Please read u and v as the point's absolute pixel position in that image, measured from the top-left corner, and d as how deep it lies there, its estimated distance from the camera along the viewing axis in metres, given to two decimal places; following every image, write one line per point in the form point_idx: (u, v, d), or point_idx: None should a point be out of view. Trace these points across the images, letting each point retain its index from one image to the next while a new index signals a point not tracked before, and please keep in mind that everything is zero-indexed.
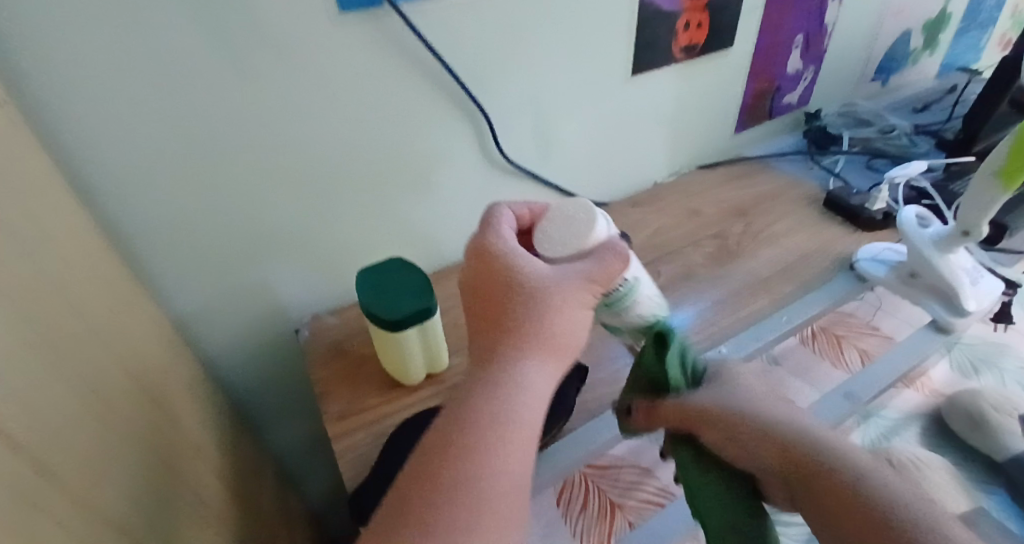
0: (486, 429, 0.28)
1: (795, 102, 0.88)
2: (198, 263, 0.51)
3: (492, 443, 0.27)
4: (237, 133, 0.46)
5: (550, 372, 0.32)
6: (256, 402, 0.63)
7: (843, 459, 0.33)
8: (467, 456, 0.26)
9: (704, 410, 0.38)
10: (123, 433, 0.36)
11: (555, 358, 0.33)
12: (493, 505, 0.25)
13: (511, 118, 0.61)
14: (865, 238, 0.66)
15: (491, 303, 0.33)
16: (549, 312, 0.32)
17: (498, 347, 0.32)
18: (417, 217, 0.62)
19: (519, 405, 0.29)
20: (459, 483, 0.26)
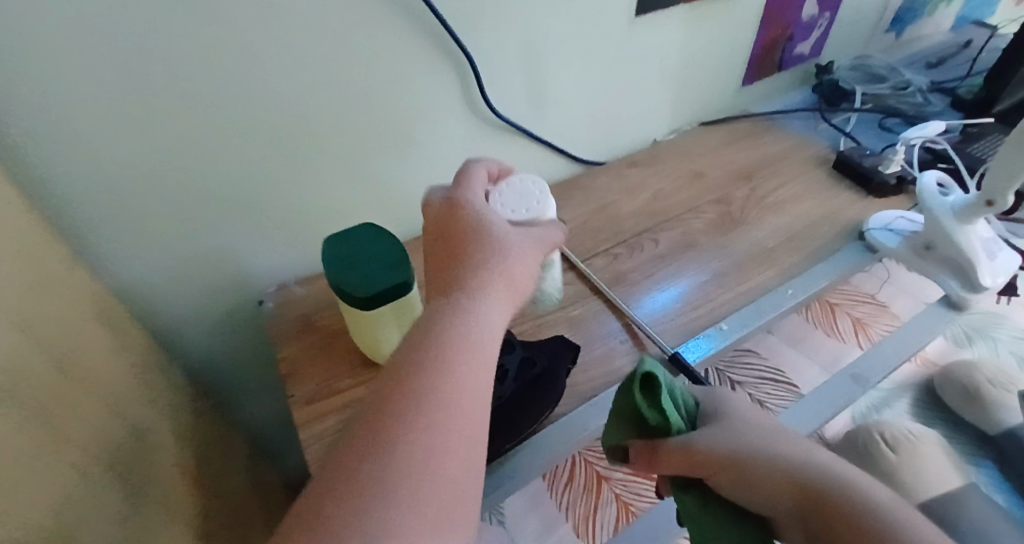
0: (437, 363, 0.25)
1: (806, 53, 0.81)
2: (143, 229, 0.45)
3: (450, 362, 0.26)
4: (178, 78, 0.39)
5: (507, 310, 0.31)
6: (223, 375, 0.59)
7: (848, 486, 0.34)
8: (414, 389, 0.24)
9: (709, 449, 0.37)
10: (66, 433, 0.32)
11: (511, 299, 0.32)
12: (451, 421, 0.24)
13: (499, 66, 0.53)
14: (876, 205, 0.62)
15: (446, 252, 0.33)
16: (507, 254, 0.33)
17: (450, 289, 0.31)
18: (393, 177, 0.56)
19: (479, 331, 0.28)
20: (406, 419, 0.23)
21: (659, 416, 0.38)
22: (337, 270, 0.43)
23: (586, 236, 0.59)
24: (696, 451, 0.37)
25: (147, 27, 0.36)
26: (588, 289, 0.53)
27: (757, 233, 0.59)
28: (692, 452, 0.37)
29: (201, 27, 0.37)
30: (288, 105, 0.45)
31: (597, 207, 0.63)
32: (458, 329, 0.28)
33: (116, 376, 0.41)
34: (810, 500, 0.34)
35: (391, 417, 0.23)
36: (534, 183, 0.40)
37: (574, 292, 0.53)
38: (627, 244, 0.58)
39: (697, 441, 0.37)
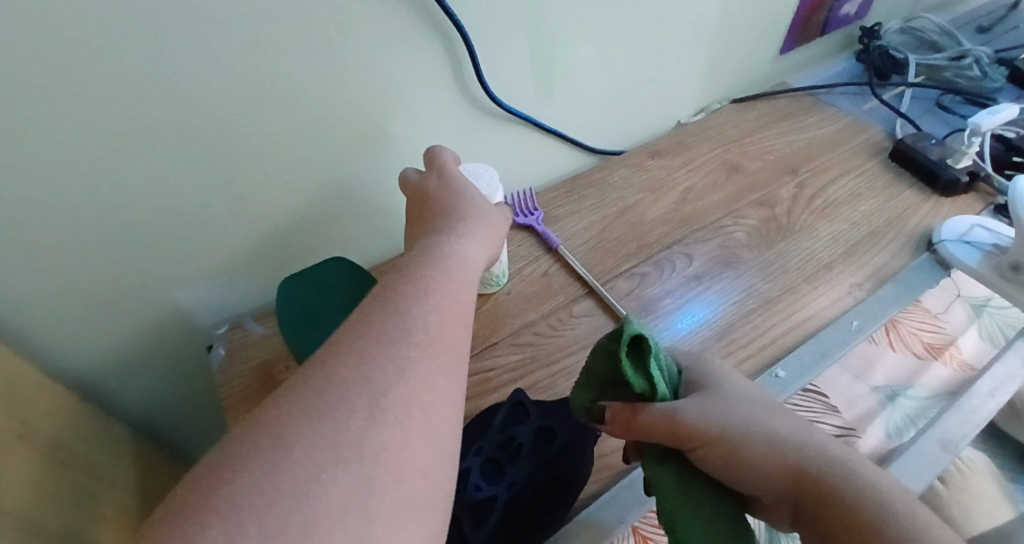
0: (419, 283, 0.28)
1: (853, 14, 0.69)
2: (33, 271, 0.34)
3: (428, 279, 0.28)
4: (58, 82, 0.27)
5: (481, 249, 0.34)
6: (173, 422, 0.50)
7: (850, 468, 0.27)
8: (400, 298, 0.26)
9: (696, 419, 0.28)
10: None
11: (484, 241, 0.35)
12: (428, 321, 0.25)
13: (501, 43, 0.42)
14: (945, 209, 0.53)
15: (423, 213, 0.37)
16: (473, 202, 0.37)
17: (427, 236, 0.34)
18: (373, 186, 0.45)
19: (455, 258, 0.31)
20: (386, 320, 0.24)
21: (644, 383, 0.29)
22: (302, 325, 0.37)
23: (605, 251, 0.49)
24: (680, 422, 0.27)
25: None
26: (612, 322, 0.44)
27: (811, 245, 0.50)
28: (675, 420, 0.28)
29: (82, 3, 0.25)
30: (224, 105, 0.33)
31: (617, 212, 0.52)
32: (443, 256, 0.31)
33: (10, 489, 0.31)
34: (804, 486, 0.26)
35: (377, 319, 0.25)
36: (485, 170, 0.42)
37: (595, 326, 0.44)
38: (655, 262, 0.48)
39: (680, 410, 0.28)
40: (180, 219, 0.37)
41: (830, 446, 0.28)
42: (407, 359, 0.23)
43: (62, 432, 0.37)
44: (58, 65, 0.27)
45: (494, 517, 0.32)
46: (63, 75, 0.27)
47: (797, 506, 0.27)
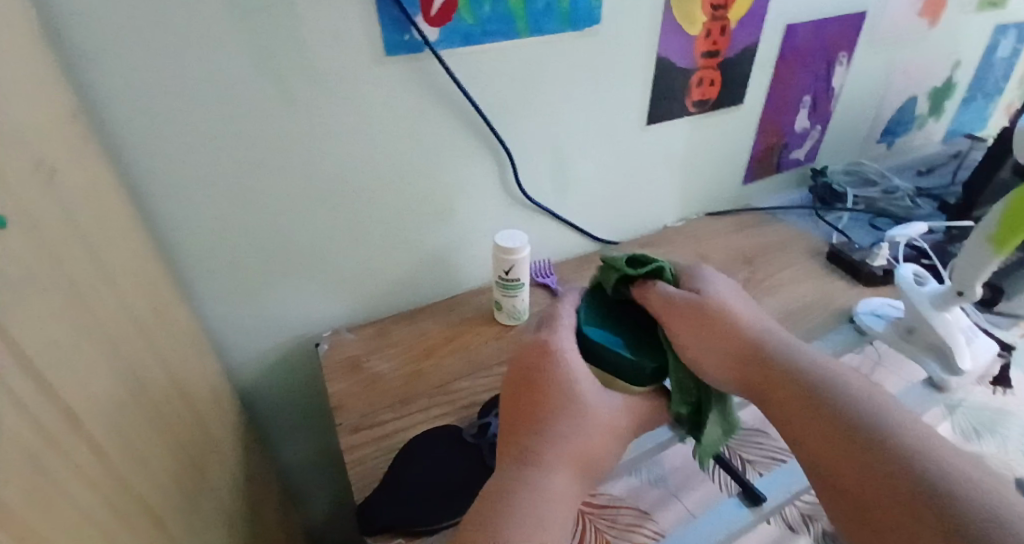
0: (529, 454, 0.35)
1: (802, 158, 0.92)
2: (226, 273, 0.55)
3: (537, 445, 0.36)
4: (275, 159, 0.51)
5: (591, 420, 0.38)
6: (273, 408, 0.67)
7: (845, 389, 0.36)
8: (511, 480, 0.34)
9: (718, 299, 0.42)
10: (162, 426, 0.40)
11: (578, 423, 0.37)
12: (526, 483, 0.33)
13: (533, 158, 0.65)
14: (864, 294, 0.70)
15: (529, 379, 0.39)
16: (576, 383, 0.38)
17: (543, 388, 0.38)
18: (442, 243, 0.66)
19: (566, 426, 0.36)
20: (506, 489, 0.33)
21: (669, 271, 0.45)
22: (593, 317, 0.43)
23: None
24: (706, 302, 0.41)
25: (261, 117, 0.48)
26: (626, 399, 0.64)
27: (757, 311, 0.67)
28: (685, 294, 0.42)
29: (299, 121, 0.50)
30: (361, 175, 0.56)
31: None
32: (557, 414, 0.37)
33: (199, 390, 0.49)
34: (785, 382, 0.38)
35: (503, 489, 0.33)
36: (520, 233, 0.62)
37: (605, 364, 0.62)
38: None
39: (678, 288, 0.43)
40: (316, 249, 0.59)
41: (831, 377, 0.37)
42: (518, 521, 0.31)
43: (218, 380, 0.56)
44: (278, 151, 0.51)
45: None
46: (278, 156, 0.51)
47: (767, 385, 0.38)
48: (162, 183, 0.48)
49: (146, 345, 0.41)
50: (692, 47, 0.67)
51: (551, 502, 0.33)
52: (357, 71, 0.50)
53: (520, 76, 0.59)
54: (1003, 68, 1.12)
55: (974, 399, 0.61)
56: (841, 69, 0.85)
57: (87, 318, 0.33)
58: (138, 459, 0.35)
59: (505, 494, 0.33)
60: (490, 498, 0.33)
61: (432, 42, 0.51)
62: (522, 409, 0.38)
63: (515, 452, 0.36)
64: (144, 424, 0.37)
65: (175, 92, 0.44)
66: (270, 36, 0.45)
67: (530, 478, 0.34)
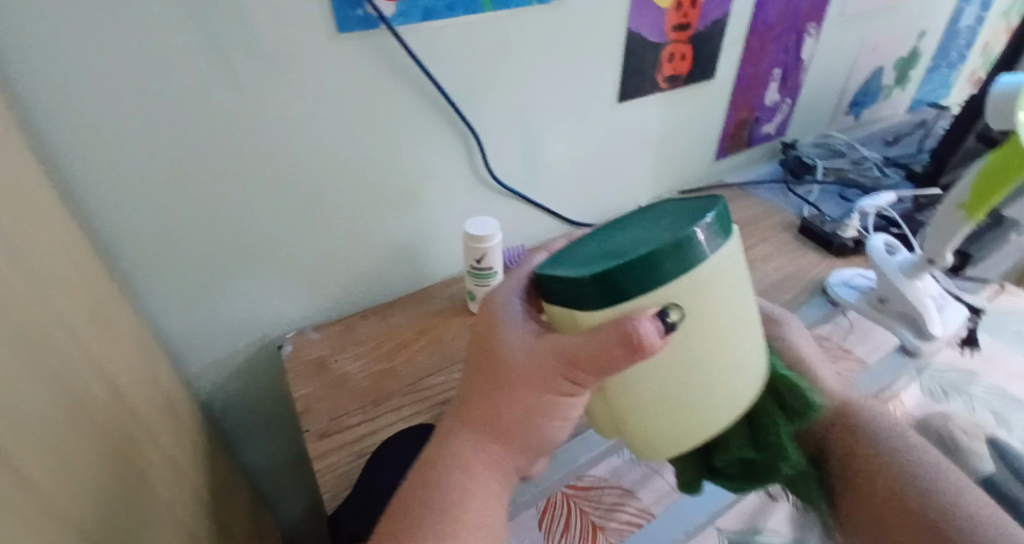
0: (461, 424, 0.36)
1: (772, 132, 0.92)
2: (177, 274, 0.52)
3: (471, 414, 0.36)
4: (224, 150, 0.48)
5: (527, 386, 0.34)
6: (237, 414, 0.63)
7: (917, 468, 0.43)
8: (436, 450, 0.35)
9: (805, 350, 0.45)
10: (109, 444, 0.37)
11: (509, 386, 0.34)
12: (446, 456, 0.34)
13: (501, 140, 0.63)
14: (836, 265, 0.71)
15: (480, 336, 0.37)
16: (509, 340, 0.35)
17: (485, 347, 0.36)
18: (409, 233, 0.63)
19: (498, 393, 0.35)
20: (427, 459, 0.35)
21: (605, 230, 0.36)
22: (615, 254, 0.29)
23: None
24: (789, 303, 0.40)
25: (203, 105, 0.45)
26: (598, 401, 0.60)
27: None
28: None
29: (247, 108, 0.47)
30: (318, 165, 0.53)
31: None
32: (490, 376, 0.35)
33: (151, 404, 0.46)
34: (858, 446, 0.45)
35: (427, 460, 0.35)
36: (490, 219, 0.59)
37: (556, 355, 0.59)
38: None
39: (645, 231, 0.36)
40: (275, 245, 0.55)
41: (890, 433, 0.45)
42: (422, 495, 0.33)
43: (174, 389, 0.52)
44: (225, 141, 0.47)
45: None
46: (226, 148, 0.47)
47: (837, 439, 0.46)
48: (100, 181, 0.44)
49: (87, 361, 0.38)
50: (663, 20, 0.65)
51: (462, 475, 0.33)
52: (309, 52, 0.46)
53: (485, 53, 0.56)
54: (967, 37, 1.13)
55: (944, 359, 0.65)
56: (810, 40, 0.84)
57: (14, 336, 0.29)
58: (80, 487, 0.32)
59: (426, 465, 0.34)
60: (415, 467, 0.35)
61: (388, 17, 0.48)
62: (470, 375, 0.37)
63: (454, 415, 0.37)
64: (87, 448, 0.34)
65: (101, 79, 0.40)
66: (209, 14, 0.41)
67: (450, 450, 0.34)
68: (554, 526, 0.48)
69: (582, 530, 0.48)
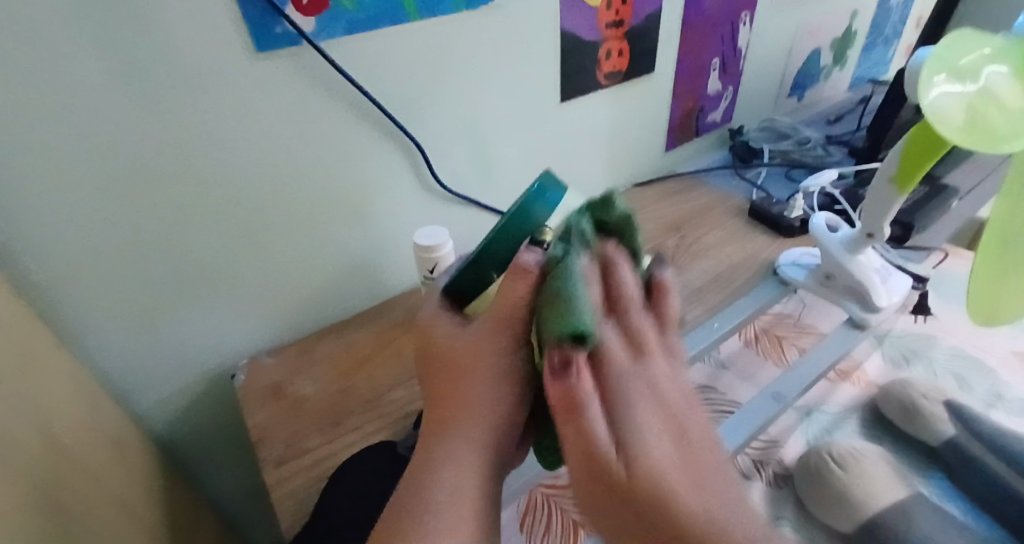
0: (434, 422, 0.33)
1: (719, 120, 0.94)
2: (115, 313, 0.50)
3: (441, 407, 0.33)
4: (154, 183, 0.46)
5: (479, 365, 0.32)
6: (196, 448, 0.62)
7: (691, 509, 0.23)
8: (418, 455, 0.31)
9: (636, 320, 0.30)
10: (48, 499, 0.36)
11: (471, 372, 0.33)
12: (427, 453, 0.31)
13: (446, 148, 0.63)
14: (786, 245, 0.73)
15: (424, 346, 0.37)
16: (444, 335, 0.35)
17: (433, 347, 0.36)
18: (360, 248, 0.62)
19: (463, 378, 0.33)
20: (415, 461, 0.31)
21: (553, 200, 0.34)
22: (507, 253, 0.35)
23: None
24: (627, 326, 0.30)
25: (125, 138, 0.43)
26: None
27: (687, 275, 0.68)
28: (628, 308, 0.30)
29: (174, 137, 0.45)
30: (256, 188, 0.52)
31: None
32: (447, 366, 0.34)
33: (96, 450, 0.44)
34: (622, 465, 0.24)
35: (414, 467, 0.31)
36: (439, 228, 0.59)
37: None
38: None
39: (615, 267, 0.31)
40: (218, 273, 0.54)
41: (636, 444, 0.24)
42: (416, 494, 0.29)
43: (123, 432, 0.50)
44: (154, 173, 0.46)
45: None
46: (155, 180, 0.46)
47: (609, 488, 0.24)
48: (19, 224, 0.42)
49: (23, 413, 0.36)
50: (596, 18, 0.66)
51: (449, 464, 0.30)
52: (233, 75, 0.45)
53: (419, 62, 0.55)
54: (898, 12, 1.17)
55: (900, 327, 0.67)
56: (744, 28, 0.86)
57: None
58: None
59: (413, 467, 0.31)
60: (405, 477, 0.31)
61: (310, 33, 0.47)
62: (431, 380, 0.35)
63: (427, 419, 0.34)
64: (24, 504, 0.33)
65: (8, 121, 0.38)
66: (122, 46, 0.40)
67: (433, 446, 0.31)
68: (537, 528, 0.48)
69: (564, 527, 0.48)
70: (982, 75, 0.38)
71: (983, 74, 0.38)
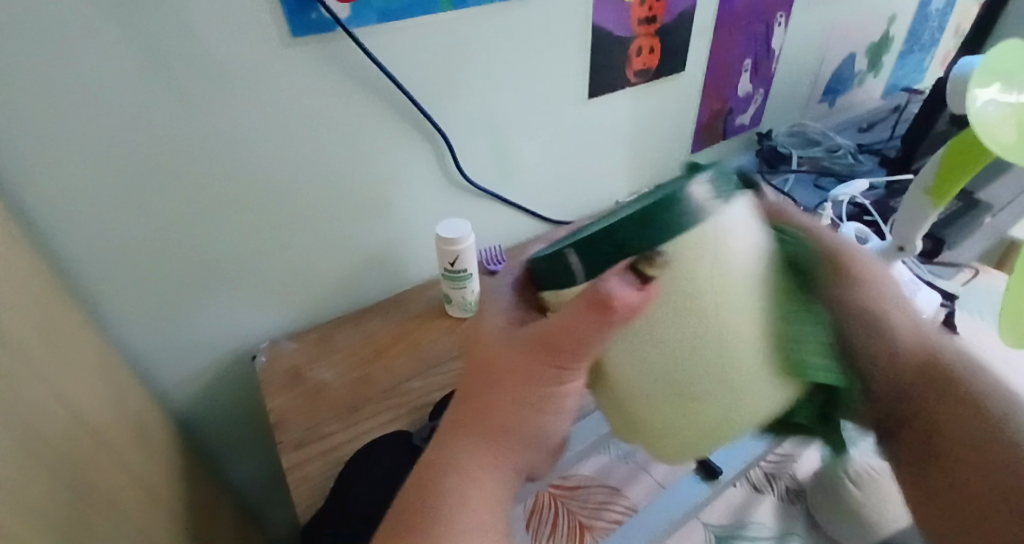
0: (457, 422, 0.33)
1: (747, 123, 0.92)
2: (141, 290, 0.51)
3: (469, 408, 0.34)
4: (183, 164, 0.47)
5: (516, 376, 0.32)
6: (214, 427, 0.63)
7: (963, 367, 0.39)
8: (431, 455, 0.32)
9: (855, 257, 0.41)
10: (67, 469, 0.36)
11: (509, 380, 0.32)
12: (445, 456, 0.32)
13: (471, 141, 0.63)
14: None
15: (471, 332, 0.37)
16: (491, 329, 0.35)
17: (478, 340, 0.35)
18: (381, 238, 0.63)
19: (498, 387, 0.33)
20: (429, 462, 0.32)
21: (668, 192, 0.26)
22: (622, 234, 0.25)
23: None
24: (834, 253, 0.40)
25: (157, 118, 0.44)
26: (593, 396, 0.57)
27: None
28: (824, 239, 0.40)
29: (204, 119, 0.46)
30: (283, 173, 0.52)
31: None
32: (483, 367, 0.34)
33: (117, 423, 0.45)
34: (938, 367, 0.39)
35: (427, 465, 0.32)
36: (461, 220, 0.59)
37: None
38: None
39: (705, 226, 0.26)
40: (242, 255, 0.54)
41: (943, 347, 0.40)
42: (431, 491, 0.30)
43: (143, 406, 0.51)
44: (183, 154, 0.46)
45: None
46: (184, 161, 0.46)
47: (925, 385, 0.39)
48: (52, 198, 0.43)
49: (45, 385, 0.37)
50: (628, 14, 0.65)
51: (462, 474, 0.31)
52: (264, 59, 0.46)
53: (449, 53, 0.55)
54: (938, 20, 1.14)
55: None
56: (778, 30, 0.84)
57: None
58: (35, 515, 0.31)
59: (427, 466, 0.32)
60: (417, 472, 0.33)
61: (343, 21, 0.47)
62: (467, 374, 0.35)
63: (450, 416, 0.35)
64: (43, 473, 0.33)
65: (46, 96, 0.39)
66: (158, 26, 0.40)
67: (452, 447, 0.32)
68: (543, 528, 0.48)
69: (570, 529, 0.48)
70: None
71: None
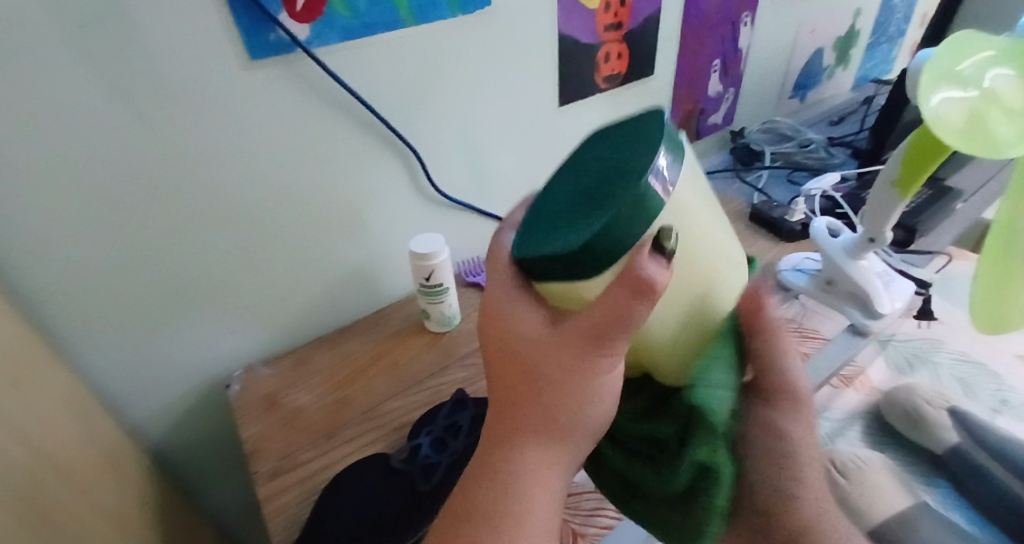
0: (503, 429, 0.31)
1: (719, 122, 0.93)
2: (109, 323, 0.49)
3: (512, 413, 0.31)
4: (147, 193, 0.46)
5: (573, 376, 0.28)
6: (190, 458, 0.62)
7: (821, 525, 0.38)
8: (481, 468, 0.31)
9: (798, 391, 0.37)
10: (31, 515, 0.35)
11: (557, 381, 0.29)
12: (495, 469, 0.30)
13: (442, 155, 0.62)
14: (786, 250, 0.72)
15: (492, 325, 0.32)
16: (519, 323, 0.30)
17: (507, 337, 0.31)
18: (355, 256, 0.62)
19: (551, 390, 0.29)
20: (480, 476, 0.30)
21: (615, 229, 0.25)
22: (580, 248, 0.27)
23: None
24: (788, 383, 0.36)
25: (116, 148, 0.43)
26: None
27: None
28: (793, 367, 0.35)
29: (165, 147, 0.45)
30: (250, 197, 0.51)
31: None
32: (520, 368, 0.30)
33: (88, 462, 0.44)
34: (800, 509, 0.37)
35: (480, 486, 0.30)
36: (435, 235, 0.58)
37: None
38: None
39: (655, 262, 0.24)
40: (213, 282, 0.53)
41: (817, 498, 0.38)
42: (487, 521, 0.29)
43: (117, 442, 0.50)
44: (146, 183, 0.45)
45: (437, 474, 0.45)
46: (147, 189, 0.46)
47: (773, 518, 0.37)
48: (10, 234, 0.41)
49: (10, 429, 0.35)
50: (594, 22, 0.65)
51: (519, 488, 0.29)
52: (225, 83, 0.45)
53: (415, 69, 0.55)
54: (901, 12, 1.16)
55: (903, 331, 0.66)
56: (745, 30, 0.85)
57: None
58: None
59: (478, 483, 0.30)
60: (470, 486, 0.31)
61: (303, 40, 0.47)
62: (501, 373, 0.32)
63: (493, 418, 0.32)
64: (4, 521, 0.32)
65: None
66: (112, 55, 0.39)
67: (506, 457, 0.30)
68: None
69: (563, 537, 0.47)
70: (984, 80, 0.37)
71: (985, 79, 0.37)
